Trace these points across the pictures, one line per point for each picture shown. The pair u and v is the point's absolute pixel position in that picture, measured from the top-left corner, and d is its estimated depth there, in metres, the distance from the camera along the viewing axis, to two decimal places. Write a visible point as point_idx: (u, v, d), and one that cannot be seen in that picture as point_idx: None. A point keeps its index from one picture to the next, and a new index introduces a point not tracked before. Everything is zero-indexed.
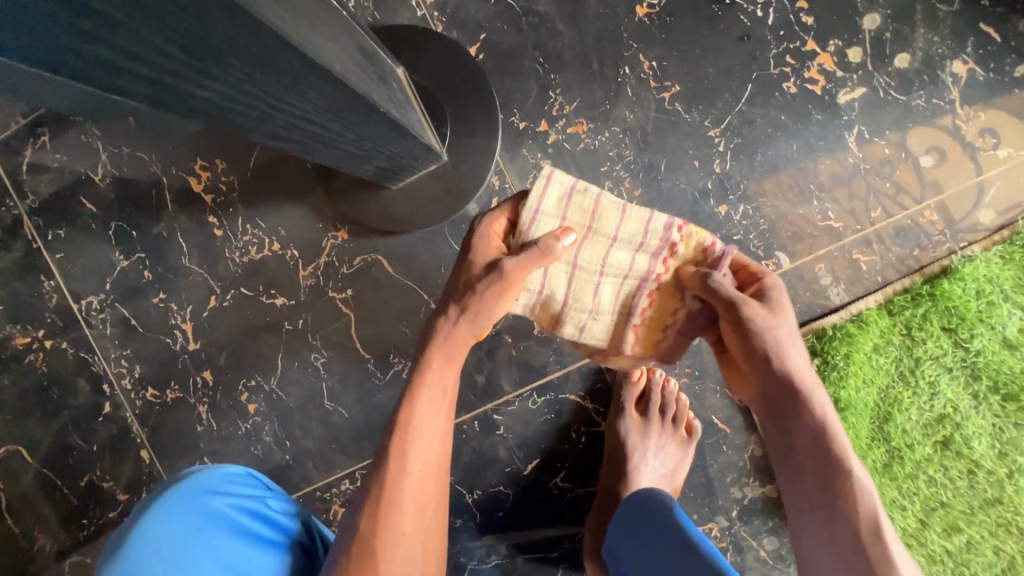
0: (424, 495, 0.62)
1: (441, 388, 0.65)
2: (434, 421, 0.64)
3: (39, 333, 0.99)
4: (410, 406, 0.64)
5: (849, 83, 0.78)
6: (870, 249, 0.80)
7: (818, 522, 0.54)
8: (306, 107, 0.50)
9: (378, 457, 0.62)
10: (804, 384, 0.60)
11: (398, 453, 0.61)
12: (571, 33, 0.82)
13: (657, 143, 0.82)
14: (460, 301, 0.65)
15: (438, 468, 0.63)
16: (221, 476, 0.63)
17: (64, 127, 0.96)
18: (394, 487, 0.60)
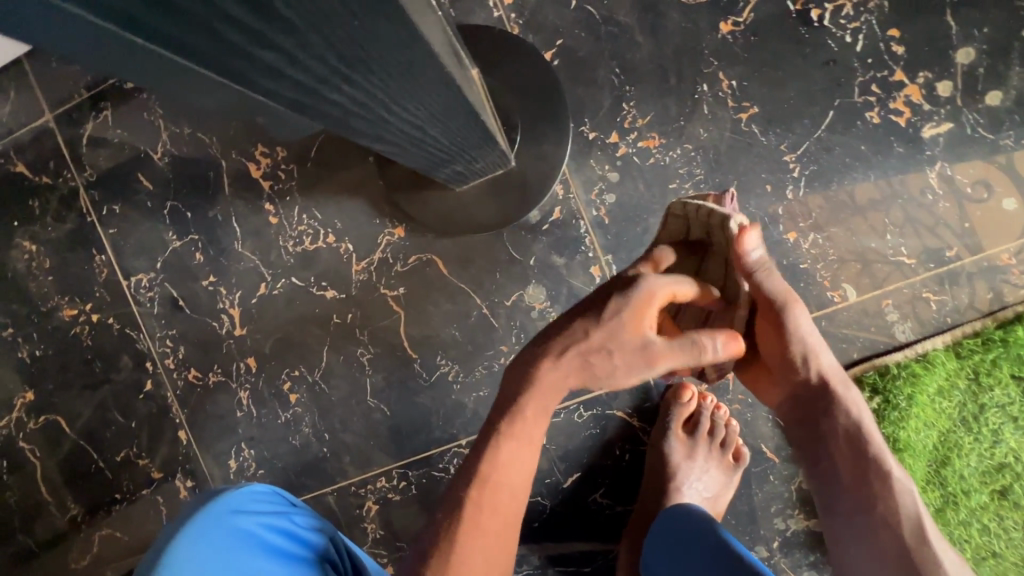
0: (493, 551, 0.58)
1: (514, 458, 0.60)
2: (507, 491, 0.60)
3: (87, 306, 1.00)
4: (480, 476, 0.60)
5: (935, 117, 0.76)
6: (941, 289, 0.78)
7: (857, 517, 0.64)
8: (419, 119, 0.49)
9: (451, 506, 0.60)
10: (836, 386, 0.66)
11: (472, 506, 0.59)
12: (651, 45, 0.81)
13: (730, 164, 0.80)
14: (557, 374, 0.59)
15: (512, 525, 0.60)
16: (247, 494, 0.58)
17: (127, 103, 0.95)
18: (465, 537, 0.58)
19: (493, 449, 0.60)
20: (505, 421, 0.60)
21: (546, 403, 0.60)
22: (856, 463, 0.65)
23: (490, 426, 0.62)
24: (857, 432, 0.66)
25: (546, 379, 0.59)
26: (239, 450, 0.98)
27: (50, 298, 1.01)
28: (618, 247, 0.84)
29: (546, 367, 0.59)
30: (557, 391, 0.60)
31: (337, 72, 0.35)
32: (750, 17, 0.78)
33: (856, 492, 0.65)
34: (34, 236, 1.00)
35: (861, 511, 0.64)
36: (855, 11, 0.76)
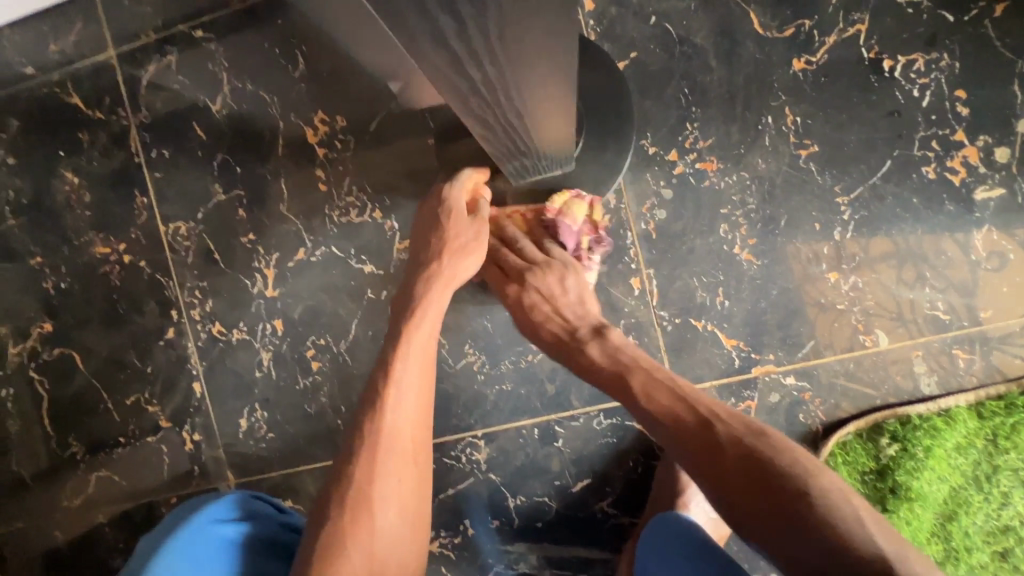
0: (417, 433, 0.70)
1: (405, 387, 0.70)
2: (404, 416, 0.69)
3: (120, 246, 0.99)
4: (384, 408, 0.68)
5: (989, 181, 0.78)
6: (971, 348, 0.80)
7: (762, 517, 0.52)
8: (525, 103, 0.52)
9: (365, 407, 0.68)
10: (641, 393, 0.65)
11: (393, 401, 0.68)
12: (723, 71, 0.82)
13: (783, 198, 0.82)
14: (421, 311, 0.74)
15: (424, 417, 0.71)
16: (218, 512, 0.68)
17: (193, 51, 0.95)
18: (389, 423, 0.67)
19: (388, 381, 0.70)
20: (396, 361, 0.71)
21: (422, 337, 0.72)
22: (748, 461, 0.55)
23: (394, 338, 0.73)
24: (713, 432, 0.58)
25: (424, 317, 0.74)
26: (252, 411, 0.98)
27: (84, 232, 1.00)
28: (661, 261, 0.84)
29: (417, 311, 0.74)
30: (431, 319, 0.74)
31: (493, 34, 0.38)
32: (823, 58, 0.80)
33: (760, 515, 0.52)
34: (79, 168, 1.00)
35: (753, 513, 0.53)
36: (926, 67, 0.78)
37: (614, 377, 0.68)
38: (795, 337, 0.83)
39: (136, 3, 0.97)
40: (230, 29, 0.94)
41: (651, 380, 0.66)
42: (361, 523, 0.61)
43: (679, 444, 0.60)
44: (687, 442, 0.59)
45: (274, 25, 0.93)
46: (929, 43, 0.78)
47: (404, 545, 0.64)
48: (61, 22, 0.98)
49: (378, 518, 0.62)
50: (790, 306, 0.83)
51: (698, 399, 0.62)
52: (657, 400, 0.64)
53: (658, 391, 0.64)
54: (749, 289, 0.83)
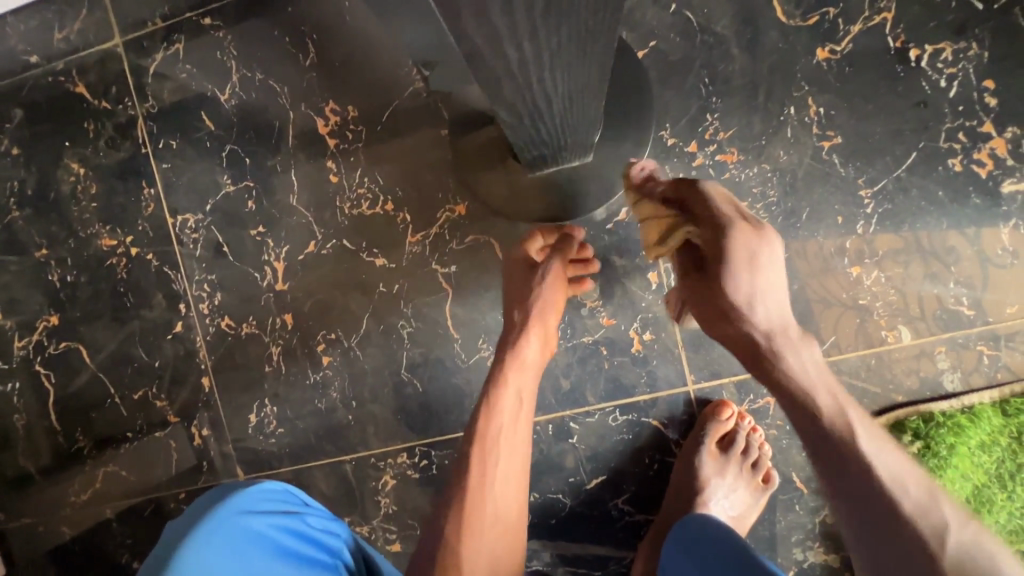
0: (508, 483, 0.71)
1: (506, 435, 0.72)
2: (502, 464, 0.71)
3: (127, 239, 0.98)
4: (472, 465, 0.69)
5: (1017, 173, 0.76)
6: (996, 344, 0.78)
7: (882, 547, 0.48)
8: (557, 90, 0.51)
9: (459, 462, 0.71)
10: (779, 351, 0.60)
11: (480, 456, 0.70)
12: (745, 60, 0.80)
13: (805, 191, 0.80)
14: (510, 358, 0.75)
15: (520, 469, 0.72)
16: (256, 496, 0.60)
17: (201, 40, 0.94)
18: (477, 473, 0.69)
19: (478, 436, 0.71)
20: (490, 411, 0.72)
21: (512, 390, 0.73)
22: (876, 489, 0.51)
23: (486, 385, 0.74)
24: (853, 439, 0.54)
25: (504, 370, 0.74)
26: (261, 406, 0.96)
27: (90, 224, 0.99)
28: None
29: (506, 364, 0.74)
30: (522, 364, 0.75)
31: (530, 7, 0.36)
32: (847, 48, 0.78)
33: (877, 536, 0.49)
34: (85, 159, 0.98)
35: (884, 537, 0.49)
36: (954, 56, 0.76)
37: (753, 344, 0.61)
38: (816, 333, 0.81)
39: None
40: (239, 17, 0.92)
41: (793, 361, 0.60)
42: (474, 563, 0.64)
43: (817, 433, 0.56)
44: (836, 446, 0.54)
45: (285, 13, 0.91)
46: (958, 31, 0.76)
47: None
48: (66, 10, 0.96)
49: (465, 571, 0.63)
50: (812, 301, 0.81)
51: (844, 406, 0.57)
52: (790, 384, 0.59)
53: (799, 376, 0.59)
54: None
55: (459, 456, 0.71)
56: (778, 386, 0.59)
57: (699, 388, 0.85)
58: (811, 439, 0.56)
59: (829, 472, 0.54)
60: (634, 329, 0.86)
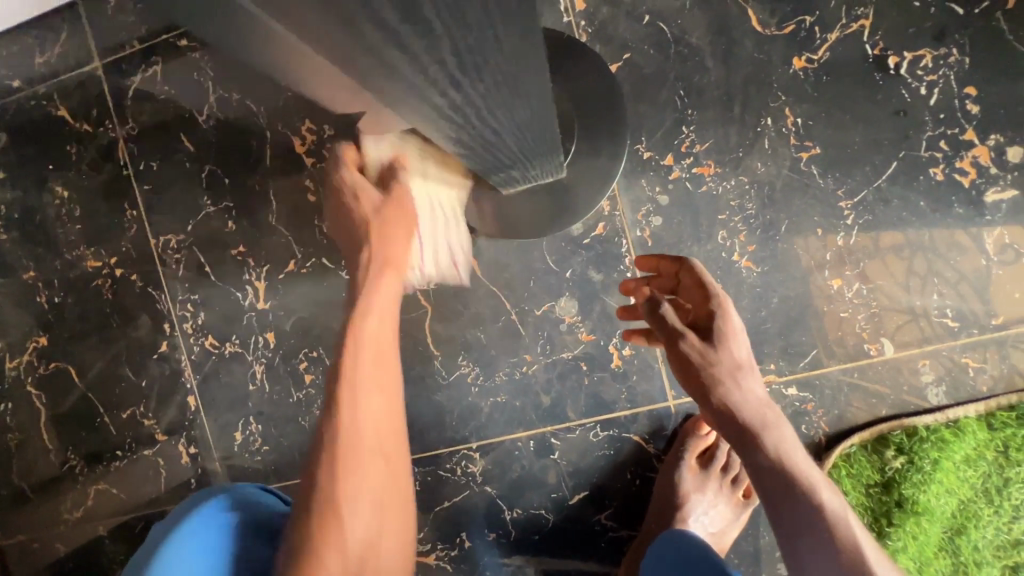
0: (382, 424, 0.62)
1: (375, 387, 0.63)
2: (374, 420, 0.62)
3: (112, 260, 0.99)
4: (339, 410, 0.60)
5: (1001, 182, 0.74)
6: (981, 356, 0.76)
7: None
8: (506, 125, 0.49)
9: (326, 409, 0.61)
10: (751, 418, 0.56)
11: (348, 406, 0.61)
12: (720, 71, 0.79)
13: (783, 203, 0.79)
14: (373, 293, 0.67)
15: (392, 409, 0.64)
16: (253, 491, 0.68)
17: (178, 61, 0.94)
18: (345, 419, 0.60)
19: (345, 385, 0.62)
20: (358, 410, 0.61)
21: (374, 328, 0.65)
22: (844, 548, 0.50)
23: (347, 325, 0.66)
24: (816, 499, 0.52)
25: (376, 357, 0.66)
26: (246, 424, 0.97)
27: (75, 246, 1.00)
28: None
29: (363, 302, 0.66)
30: (390, 302, 0.68)
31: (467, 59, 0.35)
32: (824, 56, 0.76)
33: None
34: (69, 182, 0.99)
35: None
36: (933, 63, 0.74)
37: (730, 414, 0.57)
38: (797, 347, 0.80)
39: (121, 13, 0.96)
40: None
41: (764, 428, 0.56)
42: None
43: (784, 496, 0.52)
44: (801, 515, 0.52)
45: None
46: (937, 38, 0.74)
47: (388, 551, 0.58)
48: (46, 34, 0.97)
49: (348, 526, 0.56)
50: (793, 314, 0.80)
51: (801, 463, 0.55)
52: (763, 450, 0.55)
53: (767, 439, 0.55)
54: (750, 297, 0.80)
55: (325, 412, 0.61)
56: (747, 449, 0.55)
57: (679, 402, 0.85)
58: (765, 501, 0.54)
59: (782, 537, 0.52)
60: (613, 344, 0.85)
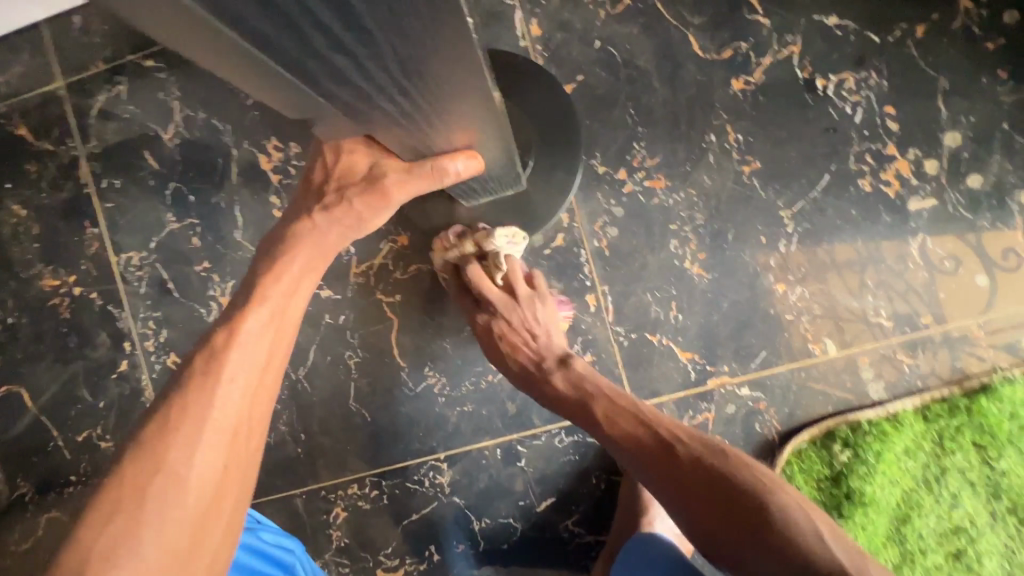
0: (205, 506, 0.47)
1: (184, 482, 0.46)
2: (207, 473, 0.48)
3: (71, 280, 0.97)
4: (133, 488, 0.45)
5: (921, 192, 0.81)
6: (915, 352, 0.82)
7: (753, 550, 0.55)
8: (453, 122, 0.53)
9: (172, 397, 0.50)
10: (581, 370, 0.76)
11: (166, 455, 0.47)
12: (666, 91, 0.85)
13: (729, 213, 0.84)
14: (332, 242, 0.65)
15: (217, 495, 0.48)
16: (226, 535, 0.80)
17: (144, 82, 0.95)
18: (154, 465, 0.46)
19: (185, 419, 0.48)
20: (299, 226, 0.63)
21: (250, 341, 0.55)
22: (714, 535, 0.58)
23: (230, 310, 0.57)
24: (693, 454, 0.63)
25: (349, 196, 0.63)
26: None
27: (32, 265, 0.98)
28: (614, 277, 0.86)
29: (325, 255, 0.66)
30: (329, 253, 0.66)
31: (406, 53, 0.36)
32: (760, 79, 0.83)
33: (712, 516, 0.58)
34: (27, 201, 0.98)
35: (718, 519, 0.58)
36: (856, 85, 0.82)
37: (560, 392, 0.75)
38: (747, 348, 0.84)
39: (84, 35, 0.96)
40: (180, 59, 0.94)
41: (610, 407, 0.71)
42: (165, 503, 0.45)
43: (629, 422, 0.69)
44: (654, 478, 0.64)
45: None
46: (858, 63, 0.81)
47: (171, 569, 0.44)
48: (7, 55, 0.97)
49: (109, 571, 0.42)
50: (743, 318, 0.84)
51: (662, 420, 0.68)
52: (619, 426, 0.69)
53: (621, 418, 0.69)
54: (702, 303, 0.85)
55: (145, 425, 0.49)
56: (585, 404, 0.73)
57: None
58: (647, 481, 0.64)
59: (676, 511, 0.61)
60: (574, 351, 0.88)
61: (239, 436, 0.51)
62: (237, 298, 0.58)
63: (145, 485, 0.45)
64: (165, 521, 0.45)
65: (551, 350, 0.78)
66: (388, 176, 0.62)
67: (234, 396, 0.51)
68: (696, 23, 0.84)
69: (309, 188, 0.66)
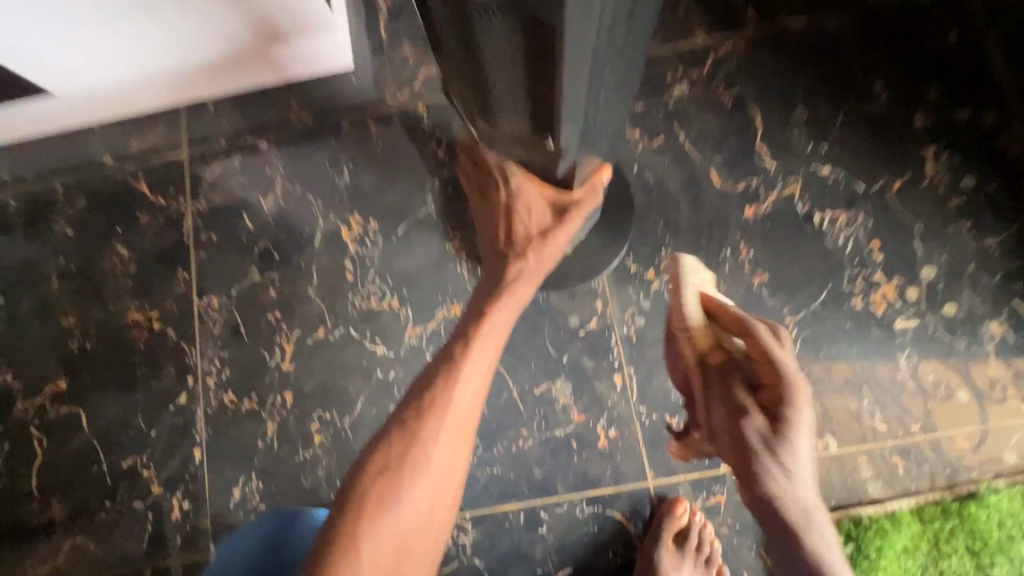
0: (444, 481, 0.68)
1: (433, 459, 0.68)
2: (447, 457, 0.69)
3: (154, 315, 1.09)
4: (405, 455, 0.67)
5: (906, 314, 0.95)
6: (908, 456, 0.91)
7: None
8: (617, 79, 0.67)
9: (429, 393, 0.72)
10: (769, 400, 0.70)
11: (424, 439, 0.68)
12: (690, 210, 1.02)
13: (742, 315, 0.98)
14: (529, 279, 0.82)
15: (454, 472, 0.69)
16: None
17: (256, 159, 1.14)
18: (418, 443, 0.68)
19: (436, 413, 0.70)
20: (510, 269, 0.82)
21: (483, 358, 0.75)
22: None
23: (468, 329, 0.78)
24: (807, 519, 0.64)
25: (550, 233, 0.83)
26: (247, 481, 1.01)
27: (122, 299, 1.10)
28: (640, 361, 0.98)
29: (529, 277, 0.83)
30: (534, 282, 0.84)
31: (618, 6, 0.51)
32: (768, 208, 1.01)
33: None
34: (131, 244, 1.13)
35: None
36: (846, 222, 0.99)
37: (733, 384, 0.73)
38: None
39: (213, 117, 1.17)
40: (290, 145, 1.14)
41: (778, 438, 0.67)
42: (419, 475, 0.67)
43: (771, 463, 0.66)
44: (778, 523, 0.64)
45: (328, 145, 1.14)
46: (847, 205, 1.00)
47: (425, 517, 0.66)
48: (147, 126, 1.18)
49: (384, 512, 0.64)
50: None
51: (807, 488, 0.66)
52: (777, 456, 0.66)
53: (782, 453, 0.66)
54: None
55: (409, 408, 0.71)
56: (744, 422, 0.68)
57: (659, 483, 0.94)
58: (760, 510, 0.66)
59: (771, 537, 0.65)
60: (599, 424, 0.97)
61: (466, 430, 0.71)
62: (469, 322, 0.79)
63: (410, 456, 0.67)
64: (417, 487, 0.66)
65: (752, 361, 0.73)
66: (569, 208, 0.84)
67: (467, 399, 0.72)
68: (716, 161, 1.04)
69: (513, 227, 0.85)
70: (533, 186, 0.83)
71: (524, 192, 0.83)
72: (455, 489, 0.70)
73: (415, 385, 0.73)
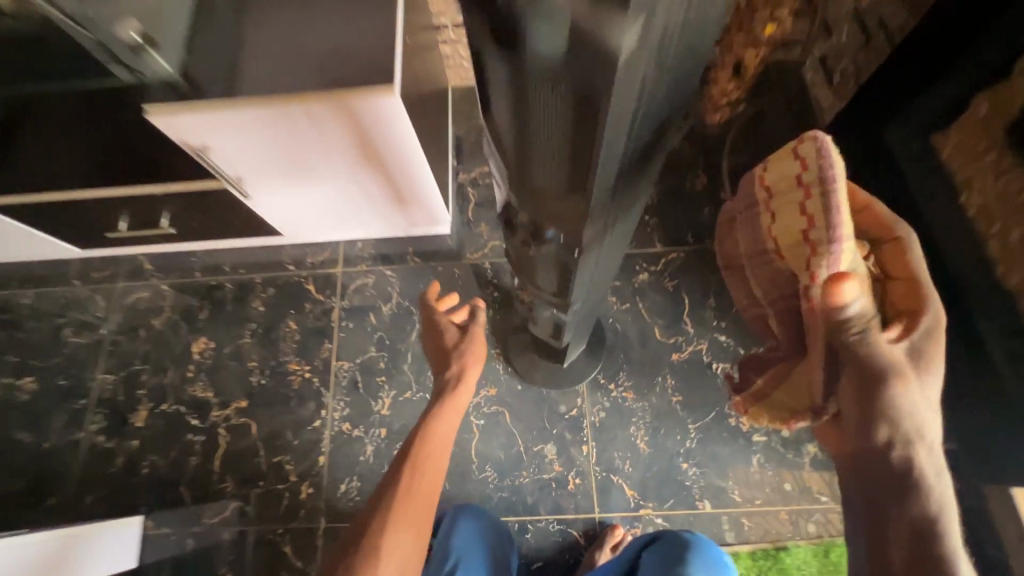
0: (429, 484, 1.21)
1: (424, 471, 1.22)
2: (430, 472, 1.22)
3: (306, 368, 1.77)
4: (407, 470, 1.21)
5: (760, 431, 1.60)
6: (750, 518, 1.53)
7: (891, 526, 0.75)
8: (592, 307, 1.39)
9: (416, 440, 1.28)
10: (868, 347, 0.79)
11: (417, 461, 1.23)
12: (641, 350, 1.70)
13: (663, 418, 1.63)
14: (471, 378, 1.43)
15: (433, 479, 1.22)
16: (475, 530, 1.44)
17: (382, 278, 1.86)
18: (415, 463, 1.22)
19: (422, 448, 1.25)
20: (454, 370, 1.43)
21: (447, 420, 1.32)
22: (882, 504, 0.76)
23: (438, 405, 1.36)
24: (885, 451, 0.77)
25: (473, 356, 1.46)
26: (350, 479, 1.64)
27: (288, 355, 1.79)
28: (600, 437, 1.62)
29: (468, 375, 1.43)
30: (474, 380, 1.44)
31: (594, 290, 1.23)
32: (687, 355, 1.69)
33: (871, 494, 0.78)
34: (299, 320, 1.83)
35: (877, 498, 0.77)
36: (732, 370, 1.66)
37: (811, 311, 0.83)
38: (662, 495, 1.56)
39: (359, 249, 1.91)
40: (404, 273, 1.86)
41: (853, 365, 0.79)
42: (416, 479, 1.19)
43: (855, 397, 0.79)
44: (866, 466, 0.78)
45: (427, 276, 1.86)
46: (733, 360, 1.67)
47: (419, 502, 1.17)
48: (318, 248, 1.92)
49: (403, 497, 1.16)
50: (663, 477, 1.57)
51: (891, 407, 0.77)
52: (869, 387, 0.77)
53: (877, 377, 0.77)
54: (643, 463, 1.59)
55: (408, 449, 1.26)
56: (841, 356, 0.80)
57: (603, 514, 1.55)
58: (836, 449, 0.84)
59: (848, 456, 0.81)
60: (570, 474, 1.59)
61: (440, 458, 1.26)
62: (438, 401, 1.37)
63: (411, 471, 1.21)
64: (415, 484, 1.19)
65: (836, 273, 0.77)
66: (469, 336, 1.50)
67: (440, 442, 1.28)
68: (660, 321, 1.73)
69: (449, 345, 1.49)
70: (478, 337, 1.50)
71: (475, 337, 1.50)
72: (434, 489, 1.21)
73: (408, 438, 1.30)
